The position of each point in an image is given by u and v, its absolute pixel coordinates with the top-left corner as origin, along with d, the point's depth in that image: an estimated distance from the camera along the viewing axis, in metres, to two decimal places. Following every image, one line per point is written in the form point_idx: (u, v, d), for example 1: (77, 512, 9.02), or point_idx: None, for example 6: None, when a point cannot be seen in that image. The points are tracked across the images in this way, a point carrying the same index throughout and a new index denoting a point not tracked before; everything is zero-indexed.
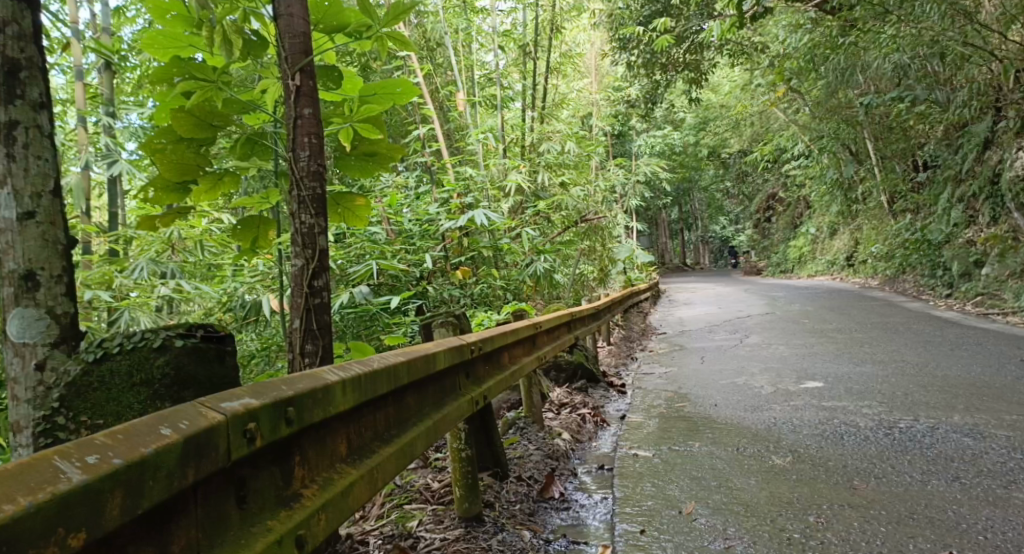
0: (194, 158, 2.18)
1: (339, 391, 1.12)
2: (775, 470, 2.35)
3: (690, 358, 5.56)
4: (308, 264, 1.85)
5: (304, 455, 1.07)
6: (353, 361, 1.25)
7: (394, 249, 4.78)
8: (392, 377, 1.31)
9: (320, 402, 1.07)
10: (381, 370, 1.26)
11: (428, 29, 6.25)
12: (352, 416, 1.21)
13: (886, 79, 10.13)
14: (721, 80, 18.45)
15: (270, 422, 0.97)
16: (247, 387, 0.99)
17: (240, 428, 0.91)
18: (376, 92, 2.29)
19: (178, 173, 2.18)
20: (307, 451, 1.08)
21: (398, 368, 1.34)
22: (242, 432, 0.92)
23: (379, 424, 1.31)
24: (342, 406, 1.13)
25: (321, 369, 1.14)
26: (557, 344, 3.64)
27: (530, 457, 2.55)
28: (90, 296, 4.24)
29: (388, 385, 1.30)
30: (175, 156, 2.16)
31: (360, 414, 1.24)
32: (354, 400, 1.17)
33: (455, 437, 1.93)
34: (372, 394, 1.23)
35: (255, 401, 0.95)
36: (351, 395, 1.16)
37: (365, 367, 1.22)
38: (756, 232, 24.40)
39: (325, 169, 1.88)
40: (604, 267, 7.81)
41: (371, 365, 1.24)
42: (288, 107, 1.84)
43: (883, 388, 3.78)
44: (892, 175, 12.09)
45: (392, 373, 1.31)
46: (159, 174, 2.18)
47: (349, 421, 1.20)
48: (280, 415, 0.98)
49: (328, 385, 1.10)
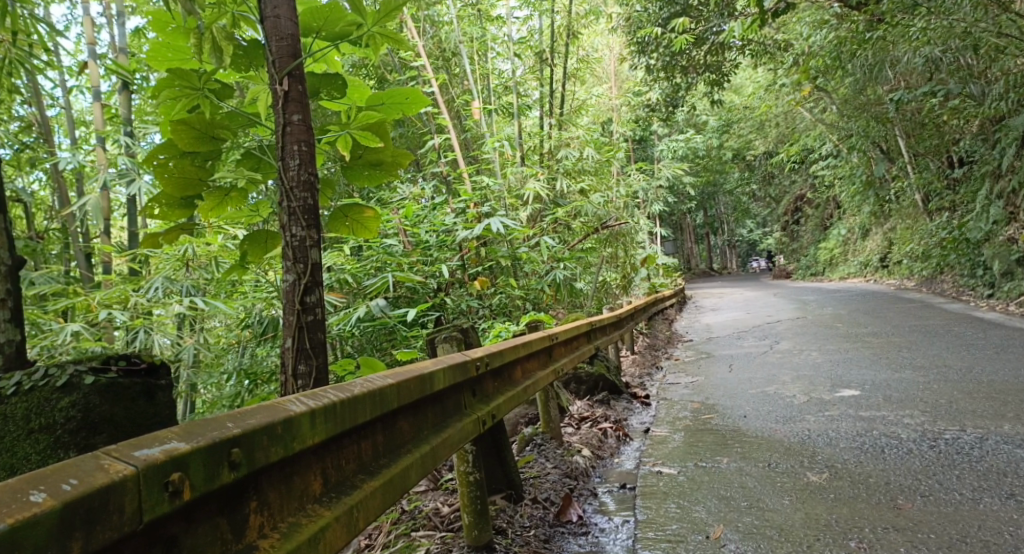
0: (198, 172, 2.08)
1: (302, 424, 1.01)
2: (810, 489, 2.18)
3: (718, 366, 5.39)
4: (300, 280, 1.75)
5: (262, 500, 0.96)
6: (331, 387, 1.15)
7: (411, 261, 4.70)
8: (377, 402, 1.21)
9: (276, 438, 0.97)
10: (361, 396, 1.15)
11: (443, 38, 6.18)
12: (326, 449, 1.10)
13: (916, 74, 9.86)
14: (744, 82, 18.21)
15: (203, 469, 0.86)
16: (180, 429, 0.89)
17: (158, 480, 0.81)
18: (385, 100, 2.20)
19: (181, 189, 2.08)
20: (267, 495, 0.97)
21: (385, 391, 1.23)
22: (162, 485, 0.82)
23: (363, 455, 1.20)
24: (310, 440, 1.03)
25: (284, 398, 1.04)
26: (576, 355, 3.51)
27: (547, 477, 2.42)
28: (105, 315, 4.21)
29: (372, 411, 1.19)
30: (176, 173, 2.06)
31: (338, 446, 1.13)
32: (326, 431, 1.06)
33: (462, 460, 1.81)
34: (350, 423, 1.12)
35: (184, 446, 0.85)
36: (321, 426, 1.06)
37: (341, 394, 1.12)
38: (785, 234, 23.98)
39: (317, 178, 1.79)
40: (627, 274, 7.65)
41: (348, 391, 1.14)
42: (276, 113, 1.76)
43: (925, 395, 3.58)
44: (925, 173, 11.75)
45: (376, 397, 1.20)
46: (162, 191, 2.07)
47: (324, 454, 1.09)
48: (219, 460, 0.88)
49: (288, 419, 0.99)
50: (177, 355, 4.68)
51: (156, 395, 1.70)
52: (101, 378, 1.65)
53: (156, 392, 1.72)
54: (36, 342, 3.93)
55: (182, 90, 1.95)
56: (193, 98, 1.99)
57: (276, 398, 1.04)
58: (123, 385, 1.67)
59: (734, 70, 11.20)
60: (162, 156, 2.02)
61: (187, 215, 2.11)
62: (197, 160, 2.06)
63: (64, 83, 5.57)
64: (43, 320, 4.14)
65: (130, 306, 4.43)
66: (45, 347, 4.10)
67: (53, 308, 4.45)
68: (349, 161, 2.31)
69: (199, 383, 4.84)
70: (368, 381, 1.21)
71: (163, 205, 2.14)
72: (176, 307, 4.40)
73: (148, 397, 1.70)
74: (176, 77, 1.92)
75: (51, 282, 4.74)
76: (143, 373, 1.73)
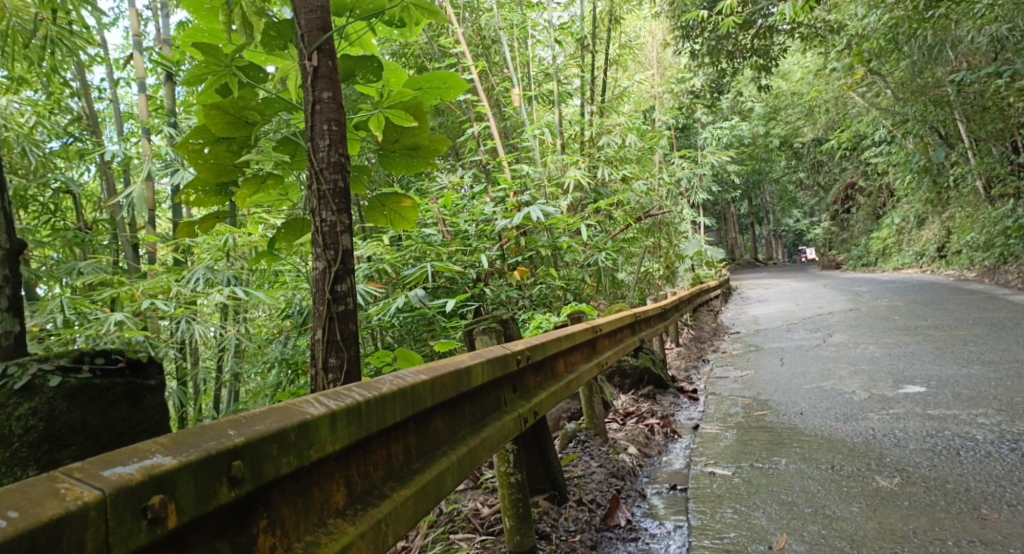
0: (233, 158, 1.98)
1: (321, 428, 0.91)
2: (881, 496, 2.01)
3: (768, 359, 5.17)
4: (330, 267, 1.66)
5: (273, 516, 0.86)
6: (356, 386, 1.05)
7: (450, 251, 4.60)
8: (408, 402, 1.10)
9: (288, 447, 0.86)
10: (389, 395, 1.05)
11: (484, 24, 6.03)
12: (350, 456, 0.99)
13: (980, 54, 9.36)
14: (791, 67, 17.66)
15: (194, 489, 0.76)
16: (168, 440, 0.78)
17: (133, 505, 0.70)
18: (422, 82, 2.09)
19: (215, 175, 2.00)
20: (279, 511, 0.87)
21: (416, 389, 1.12)
22: (139, 511, 0.70)
23: (392, 461, 1.09)
24: (329, 446, 0.93)
25: (299, 399, 0.94)
26: (621, 348, 3.36)
27: (592, 477, 2.29)
28: (146, 304, 4.18)
29: (402, 412, 1.08)
30: (212, 159, 1.97)
31: (364, 450, 1.02)
32: (348, 436, 0.96)
33: (503, 460, 1.70)
34: (377, 425, 1.02)
35: (169, 461, 0.75)
36: (342, 431, 0.95)
37: (365, 393, 1.01)
38: (834, 224, 23.29)
39: (348, 160, 1.69)
40: (670, 264, 7.45)
41: (373, 390, 1.03)
42: (305, 90, 1.66)
43: (999, 393, 3.34)
44: (987, 159, 11.20)
45: (407, 395, 1.10)
46: (197, 176, 1.99)
47: (348, 461, 0.99)
48: (215, 474, 0.78)
49: (302, 422, 0.89)
50: (220, 345, 4.66)
51: (140, 399, 1.62)
52: (68, 380, 1.57)
53: (142, 396, 1.64)
54: (80, 331, 3.93)
55: (207, 69, 1.84)
56: (219, 77, 1.88)
57: (291, 399, 0.94)
58: (99, 386, 1.59)
59: (782, 54, 10.84)
60: (197, 141, 1.93)
61: (222, 201, 2.03)
62: (232, 146, 1.96)
63: (111, 76, 5.58)
64: (88, 309, 4.14)
65: (171, 296, 4.40)
66: (89, 337, 4.10)
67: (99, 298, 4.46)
68: (386, 148, 2.19)
69: (241, 373, 4.82)
70: (397, 377, 1.11)
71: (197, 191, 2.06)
72: (217, 297, 4.37)
73: (132, 401, 1.62)
74: (202, 56, 1.80)
75: (98, 272, 4.77)
76: (125, 372, 1.66)
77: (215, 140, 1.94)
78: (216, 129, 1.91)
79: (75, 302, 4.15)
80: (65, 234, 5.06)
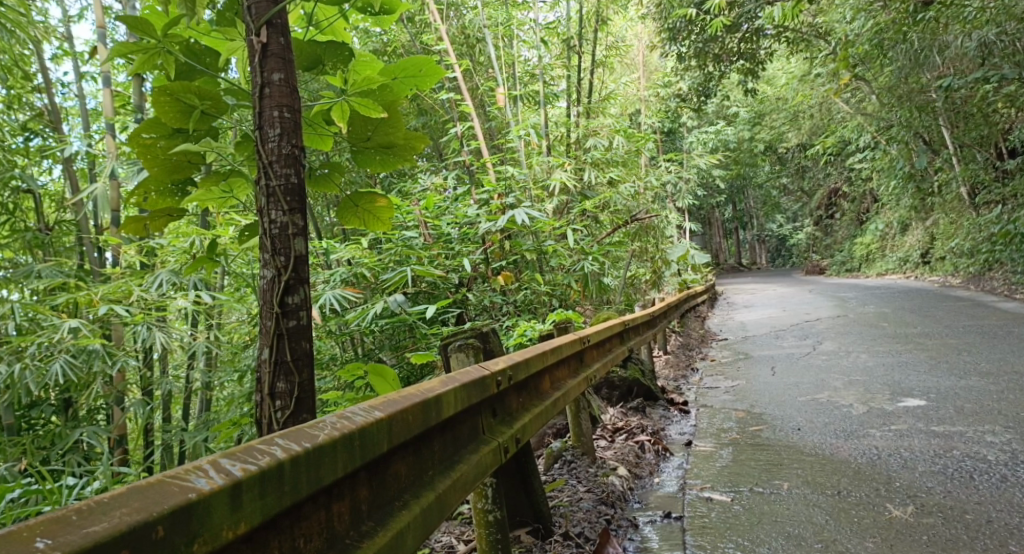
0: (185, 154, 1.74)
1: (212, 509, 0.74)
2: (897, 529, 1.85)
3: (759, 369, 4.99)
4: (280, 276, 1.46)
5: None
6: (279, 437, 0.87)
7: (431, 255, 4.38)
8: (350, 452, 0.91)
9: (150, 547, 0.68)
10: (325, 447, 0.87)
11: (468, 22, 5.79)
12: (264, 533, 0.81)
13: (967, 60, 9.32)
14: (776, 73, 17.68)
15: None
16: None
17: None
18: (397, 73, 1.87)
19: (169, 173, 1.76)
20: None
21: (360, 433, 0.94)
22: None
23: (334, 527, 0.91)
24: (224, 531, 0.75)
25: (187, 469, 0.76)
26: (609, 358, 3.17)
27: (579, 506, 2.09)
28: (105, 310, 3.87)
29: (340, 468, 0.90)
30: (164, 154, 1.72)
31: (290, 521, 0.84)
32: (255, 514, 0.78)
33: (479, 496, 1.50)
34: (304, 490, 0.84)
35: None
36: (246, 510, 0.77)
37: (288, 450, 0.83)
38: (818, 229, 23.34)
39: (302, 152, 1.49)
40: (657, 270, 7.26)
41: (300, 443, 0.85)
42: (253, 72, 1.46)
43: (1001, 408, 3.19)
44: (971, 165, 11.20)
45: (349, 444, 0.92)
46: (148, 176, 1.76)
47: (262, 539, 0.81)
48: None
49: (177, 509, 0.71)
50: (188, 352, 4.38)
51: None
52: None
53: None
54: (33, 338, 3.64)
55: (141, 46, 1.61)
56: (153, 56, 1.64)
57: (176, 469, 0.76)
58: None
59: (768, 58, 10.84)
60: (148, 134, 1.69)
61: (176, 203, 1.78)
62: (187, 141, 1.73)
63: (76, 70, 5.17)
64: (42, 314, 3.83)
65: (133, 301, 4.09)
66: (43, 345, 3.80)
67: (57, 304, 4.16)
68: (358, 143, 1.95)
69: (212, 383, 4.54)
70: (341, 419, 0.93)
71: (150, 192, 1.80)
72: (181, 302, 4.08)
73: None
74: (135, 31, 1.57)
75: (57, 276, 4.44)
76: None
77: (168, 133, 1.71)
78: (165, 118, 1.68)
79: (28, 308, 3.85)
80: (24, 234, 4.73)
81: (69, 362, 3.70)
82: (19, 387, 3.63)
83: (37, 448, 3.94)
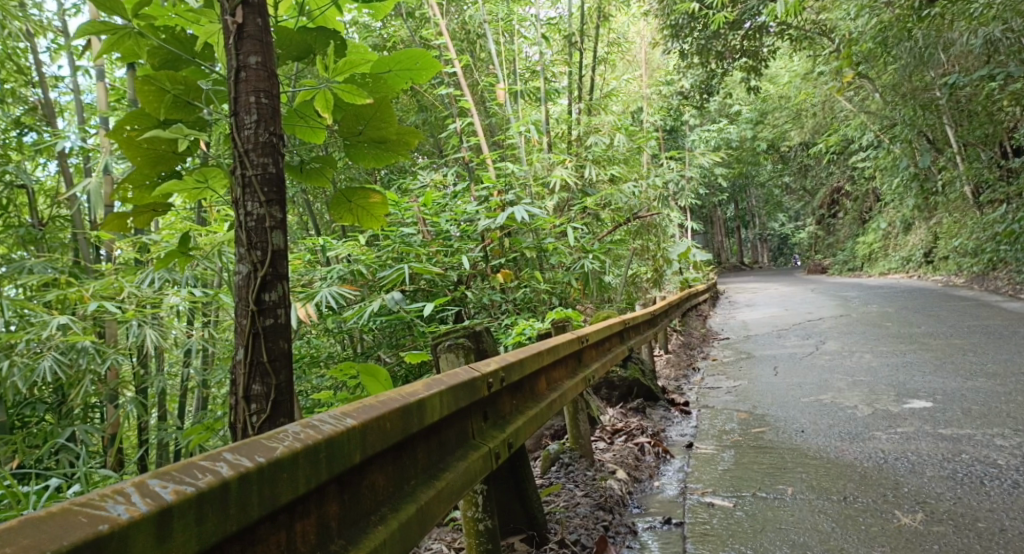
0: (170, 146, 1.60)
1: (129, 541, 0.65)
2: (909, 538, 1.77)
3: (762, 368, 4.91)
4: (256, 271, 1.41)
5: None
6: (224, 453, 0.80)
7: (429, 252, 4.30)
8: (309, 466, 0.85)
9: None
10: (282, 461, 0.81)
11: (468, 17, 5.72)
12: None
13: (973, 57, 9.21)
14: (778, 71, 17.61)
15: None
16: None
17: None
18: (389, 63, 1.78)
19: (155, 169, 1.61)
20: None
21: (322, 447, 0.87)
22: None
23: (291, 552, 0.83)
24: None
25: (104, 493, 0.68)
26: (609, 358, 3.10)
27: (576, 511, 2.02)
28: (96, 307, 3.76)
29: (297, 485, 0.83)
30: (150, 148, 1.57)
31: (240, 548, 0.77)
32: (188, 544, 0.70)
33: (468, 503, 1.44)
34: (253, 511, 0.77)
35: None
36: (177, 540, 0.69)
37: (235, 467, 0.77)
38: (820, 229, 23.28)
39: (280, 140, 1.44)
40: (659, 268, 7.18)
41: (253, 458, 0.79)
42: (228, 54, 1.41)
43: (1009, 410, 3.11)
44: (976, 164, 11.10)
45: (308, 459, 0.85)
46: (134, 173, 1.61)
47: None
48: None
49: (81, 545, 0.62)
50: (183, 349, 4.29)
51: None
52: None
53: None
54: (22, 335, 3.55)
55: (110, 27, 1.53)
56: (124, 38, 1.57)
57: (91, 494, 0.67)
58: None
59: (772, 55, 10.76)
60: (131, 126, 1.55)
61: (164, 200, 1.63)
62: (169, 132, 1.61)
63: (71, 64, 5.04)
64: (31, 310, 3.74)
65: (125, 298, 3.98)
66: (32, 341, 3.72)
67: (47, 300, 4.07)
68: (349, 137, 1.82)
69: (208, 382, 4.46)
70: (306, 429, 0.88)
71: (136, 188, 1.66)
72: (174, 299, 3.98)
73: None
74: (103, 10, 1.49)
75: (49, 272, 4.32)
76: None
77: (154, 124, 1.57)
78: (149, 106, 1.58)
79: (17, 304, 3.75)
80: (16, 230, 4.61)
81: (57, 360, 3.62)
82: (7, 384, 3.56)
83: (29, 447, 3.85)
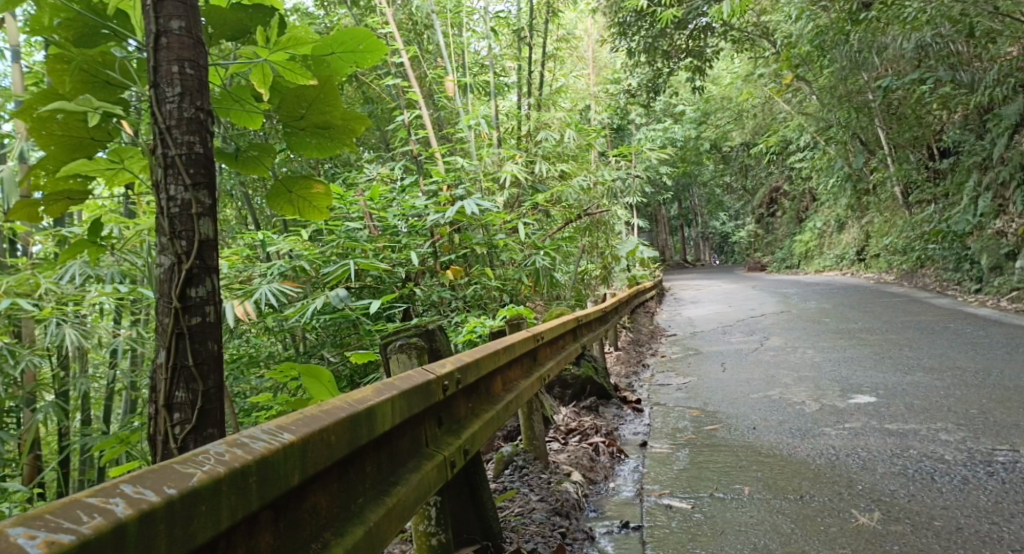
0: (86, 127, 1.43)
1: None
2: (869, 540, 1.75)
3: (710, 365, 4.92)
4: (181, 264, 1.28)
5: None
6: (122, 483, 0.67)
7: (376, 248, 4.13)
8: (233, 494, 0.73)
9: None
10: (198, 491, 0.69)
11: (415, 7, 5.52)
12: None
13: (905, 61, 9.52)
14: (721, 72, 17.95)
15: None
16: None
17: None
18: (332, 44, 1.64)
19: (70, 153, 1.45)
20: None
21: (248, 470, 0.75)
22: None
23: None
24: None
25: None
26: (562, 356, 3.02)
27: (532, 517, 1.93)
28: (10, 305, 3.45)
29: (214, 519, 0.71)
30: (63, 130, 1.40)
31: None
32: None
33: (421, 517, 1.33)
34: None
35: None
36: None
37: (136, 502, 0.65)
38: (760, 228, 23.87)
39: (208, 116, 1.31)
40: (607, 265, 7.16)
41: (161, 489, 0.67)
42: (147, 19, 1.27)
43: (950, 405, 3.17)
44: (905, 165, 11.51)
45: (231, 485, 0.73)
46: (46, 158, 1.44)
47: None
48: None
49: None
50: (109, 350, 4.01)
51: None
52: None
53: None
54: None
55: None
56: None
57: None
58: None
59: (716, 56, 10.90)
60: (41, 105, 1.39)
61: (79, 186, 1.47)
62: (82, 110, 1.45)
63: None
64: None
65: (42, 295, 3.69)
66: None
67: None
68: (290, 123, 1.69)
69: (138, 383, 4.19)
70: (231, 450, 0.77)
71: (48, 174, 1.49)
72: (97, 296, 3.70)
73: None
74: None
75: None
76: None
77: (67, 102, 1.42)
78: (61, 85, 1.42)
79: None
80: None
81: None
82: None
83: None
